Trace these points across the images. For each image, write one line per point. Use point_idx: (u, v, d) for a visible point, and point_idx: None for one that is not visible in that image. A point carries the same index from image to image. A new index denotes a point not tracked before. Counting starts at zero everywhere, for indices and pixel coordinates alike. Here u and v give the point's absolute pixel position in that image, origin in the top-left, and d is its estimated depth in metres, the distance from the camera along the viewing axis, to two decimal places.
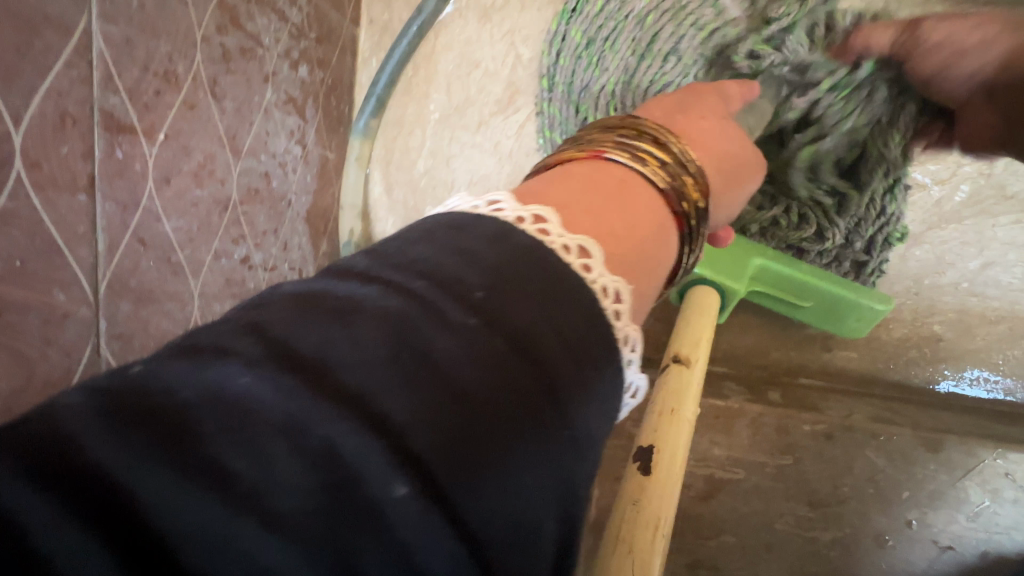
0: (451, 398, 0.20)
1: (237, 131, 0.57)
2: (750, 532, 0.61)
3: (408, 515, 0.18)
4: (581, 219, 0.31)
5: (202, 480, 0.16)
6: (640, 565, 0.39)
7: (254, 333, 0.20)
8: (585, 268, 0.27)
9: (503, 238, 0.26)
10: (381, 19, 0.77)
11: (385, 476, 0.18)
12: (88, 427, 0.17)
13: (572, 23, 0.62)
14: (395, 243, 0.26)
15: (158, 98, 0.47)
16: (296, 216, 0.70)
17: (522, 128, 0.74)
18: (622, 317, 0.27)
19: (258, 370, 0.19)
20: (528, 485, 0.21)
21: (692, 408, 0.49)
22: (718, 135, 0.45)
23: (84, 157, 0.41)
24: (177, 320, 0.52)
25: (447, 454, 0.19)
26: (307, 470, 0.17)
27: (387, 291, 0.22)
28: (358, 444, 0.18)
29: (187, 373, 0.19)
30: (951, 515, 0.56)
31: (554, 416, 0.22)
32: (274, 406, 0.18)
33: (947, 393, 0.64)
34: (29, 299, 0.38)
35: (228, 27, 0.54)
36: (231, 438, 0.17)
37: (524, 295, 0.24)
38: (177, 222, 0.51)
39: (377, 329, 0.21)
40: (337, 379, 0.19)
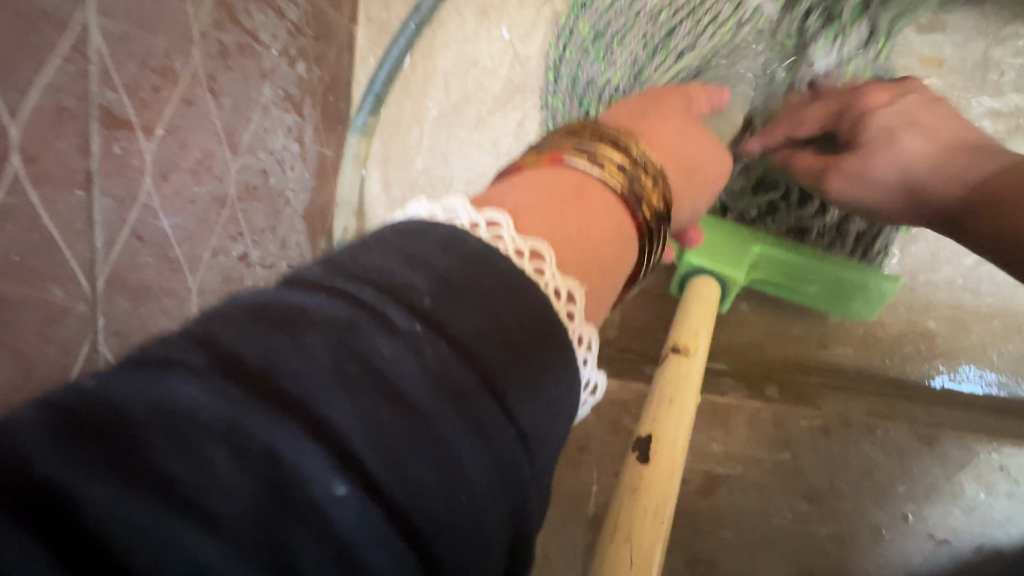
0: (392, 402, 0.21)
1: (234, 128, 0.57)
2: (748, 528, 0.60)
3: (349, 514, 0.19)
4: (536, 224, 0.33)
5: (148, 484, 0.17)
6: (640, 552, 0.40)
7: (202, 343, 0.20)
8: (539, 272, 0.29)
9: (454, 245, 0.27)
10: (379, 17, 0.77)
11: (326, 476, 0.19)
12: (32, 440, 0.17)
13: (582, 17, 0.62)
14: (349, 250, 0.26)
15: (156, 94, 0.47)
16: (294, 214, 0.70)
17: (522, 126, 0.75)
18: (576, 318, 0.30)
19: (204, 379, 0.19)
20: (470, 485, 0.21)
21: (692, 398, 0.50)
22: (677, 138, 0.46)
23: (82, 153, 0.41)
24: (175, 317, 0.52)
25: (386, 456, 0.20)
26: (250, 474, 0.18)
27: (336, 300, 0.23)
28: (301, 446, 0.19)
29: (135, 384, 0.19)
30: (946, 509, 0.57)
31: (495, 420, 0.22)
32: (218, 412, 0.19)
33: (941, 387, 0.64)
34: (27, 295, 0.38)
35: (226, 24, 0.54)
36: (176, 444, 0.18)
37: (468, 302, 0.25)
38: (175, 218, 0.51)
39: (322, 339, 0.21)
40: (282, 387, 0.20)
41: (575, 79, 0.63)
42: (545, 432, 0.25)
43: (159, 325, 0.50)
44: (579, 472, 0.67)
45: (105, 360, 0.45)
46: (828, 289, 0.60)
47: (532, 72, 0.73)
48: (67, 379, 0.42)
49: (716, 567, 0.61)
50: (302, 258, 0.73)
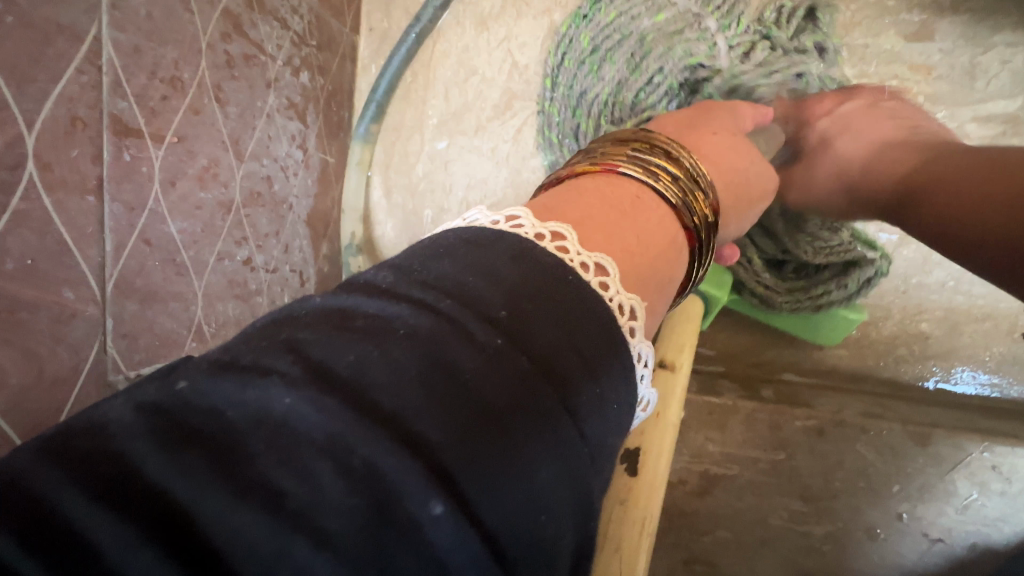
0: (479, 415, 0.21)
1: (240, 135, 0.58)
2: (746, 528, 0.63)
3: (445, 532, 0.19)
4: (597, 236, 0.32)
5: (256, 497, 0.17)
6: (626, 560, 0.43)
7: (291, 352, 0.21)
8: (602, 285, 0.29)
9: (521, 257, 0.28)
10: (380, 27, 0.79)
11: (422, 492, 0.19)
12: (144, 447, 0.18)
13: (583, 28, 0.62)
14: (418, 260, 0.27)
15: (164, 103, 0.48)
16: (297, 219, 0.71)
17: (519, 133, 0.76)
18: (636, 335, 0.30)
19: (299, 390, 0.20)
20: (549, 499, 0.22)
21: (677, 412, 0.50)
22: (728, 152, 0.46)
23: (93, 160, 0.42)
24: (181, 320, 0.53)
25: (476, 473, 0.20)
26: (349, 487, 0.18)
27: (415, 309, 0.24)
28: (399, 462, 0.19)
29: (232, 391, 0.20)
30: (940, 508, 0.57)
31: (573, 432, 0.23)
32: (317, 425, 0.19)
33: (934, 388, 0.65)
34: (39, 298, 0.39)
35: (232, 35, 0.55)
36: (277, 456, 0.18)
37: (541, 317, 0.25)
38: (182, 223, 0.52)
39: (408, 349, 0.22)
40: (374, 398, 0.20)
41: (570, 89, 0.63)
42: (612, 446, 0.26)
43: (165, 328, 0.52)
44: None
45: (113, 361, 0.46)
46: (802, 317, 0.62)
47: (531, 80, 0.74)
48: (76, 380, 0.43)
49: (715, 567, 0.65)
50: (305, 263, 0.74)
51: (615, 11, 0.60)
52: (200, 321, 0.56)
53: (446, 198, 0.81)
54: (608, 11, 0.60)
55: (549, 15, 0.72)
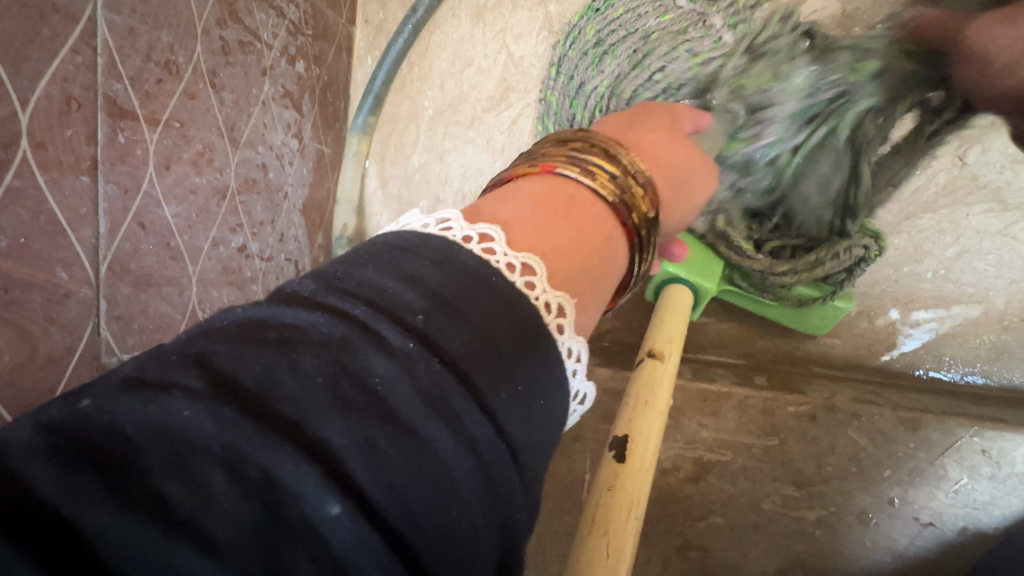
0: (381, 419, 0.20)
1: (235, 122, 0.58)
2: (738, 513, 0.63)
3: (345, 533, 0.18)
4: (525, 236, 0.32)
5: (147, 511, 0.16)
6: (614, 544, 0.41)
7: (198, 365, 0.20)
8: (528, 285, 0.28)
9: (446, 260, 0.27)
10: (377, 19, 0.79)
11: (319, 493, 0.18)
12: (34, 465, 0.16)
13: (592, 20, 0.63)
14: (343, 265, 0.26)
15: (160, 87, 0.48)
16: (292, 208, 0.72)
17: (514, 124, 0.76)
18: (565, 331, 0.29)
19: (202, 403, 0.18)
20: (464, 507, 0.21)
21: (665, 400, 0.50)
22: (669, 147, 0.45)
23: (88, 140, 0.42)
24: (175, 305, 0.53)
25: (382, 477, 0.19)
26: (244, 496, 0.17)
27: (333, 316, 0.23)
28: (297, 468, 0.18)
29: (132, 407, 0.18)
30: (930, 492, 0.58)
31: (478, 428, 0.22)
32: (215, 437, 0.18)
33: (923, 376, 0.65)
34: (33, 277, 0.39)
35: (228, 22, 0.55)
36: (174, 467, 0.17)
37: (457, 321, 0.24)
38: (176, 208, 0.52)
39: (317, 358, 0.21)
40: (274, 407, 0.19)
41: (570, 79, 0.64)
42: (533, 443, 0.25)
43: (160, 312, 0.52)
44: (572, 460, 0.69)
45: (106, 343, 0.46)
46: (788, 311, 0.64)
47: (527, 71, 0.74)
48: (70, 361, 0.43)
49: (708, 553, 0.64)
50: (300, 252, 0.75)
51: (623, 8, 0.60)
52: (195, 307, 0.56)
53: (442, 188, 0.81)
54: (617, 8, 0.61)
55: (545, 7, 0.72)
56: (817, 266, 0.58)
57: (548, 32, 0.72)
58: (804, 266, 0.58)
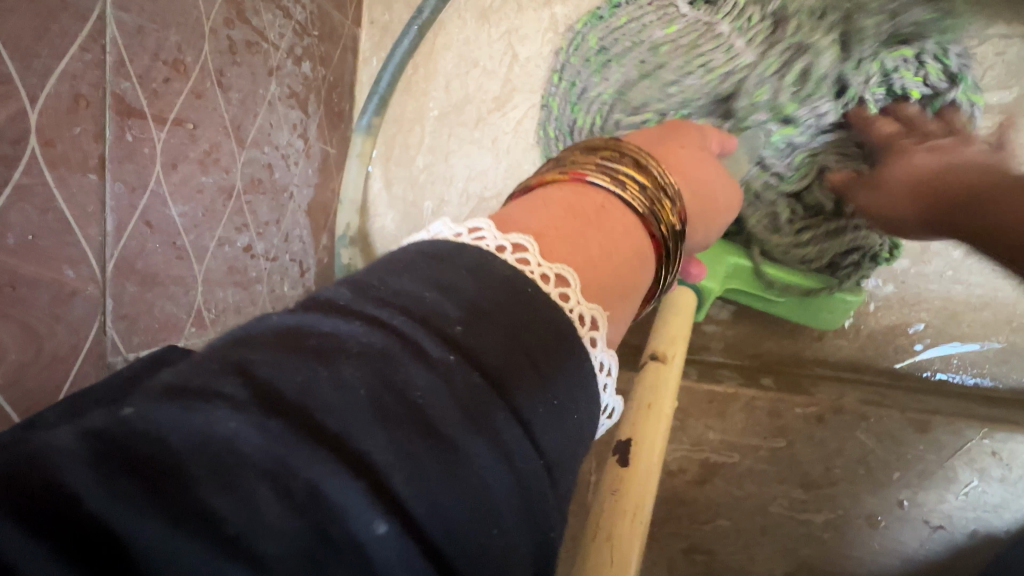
0: (423, 433, 0.20)
1: (241, 122, 0.58)
2: (745, 516, 0.62)
3: (391, 552, 0.18)
4: (558, 248, 0.32)
5: (197, 526, 0.16)
6: (618, 554, 0.41)
7: (241, 374, 0.20)
8: (562, 297, 0.29)
9: (482, 270, 0.27)
10: (382, 20, 0.79)
11: (364, 512, 0.18)
12: (83, 477, 0.16)
13: (596, 29, 0.64)
14: (380, 272, 0.26)
15: (167, 86, 0.48)
16: (297, 208, 0.71)
17: (520, 125, 0.76)
18: (597, 344, 0.29)
19: (246, 414, 0.19)
20: (503, 522, 0.21)
21: (670, 402, 0.50)
22: (696, 163, 0.45)
23: (95, 138, 0.42)
24: (180, 304, 0.53)
25: (421, 489, 0.20)
26: (292, 512, 0.17)
27: (373, 326, 0.23)
28: (342, 482, 0.18)
29: (176, 417, 0.18)
30: (940, 495, 0.58)
31: (515, 442, 0.22)
32: (261, 450, 0.18)
33: (931, 378, 0.65)
34: (40, 275, 0.39)
35: (235, 21, 0.55)
36: (219, 481, 0.17)
37: (495, 333, 0.24)
38: (183, 207, 0.52)
39: (358, 369, 0.21)
40: (319, 420, 0.19)
41: (572, 86, 0.65)
42: (565, 458, 0.25)
43: (165, 311, 0.51)
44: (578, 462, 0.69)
45: (112, 342, 0.46)
46: (800, 299, 0.62)
47: (532, 72, 0.74)
48: (75, 360, 0.43)
49: (714, 557, 0.64)
50: (304, 253, 0.75)
51: (627, 17, 0.61)
52: (200, 307, 0.56)
53: (447, 189, 0.81)
54: (621, 16, 0.62)
55: (550, 8, 0.72)
56: (840, 236, 0.58)
57: (553, 33, 0.72)
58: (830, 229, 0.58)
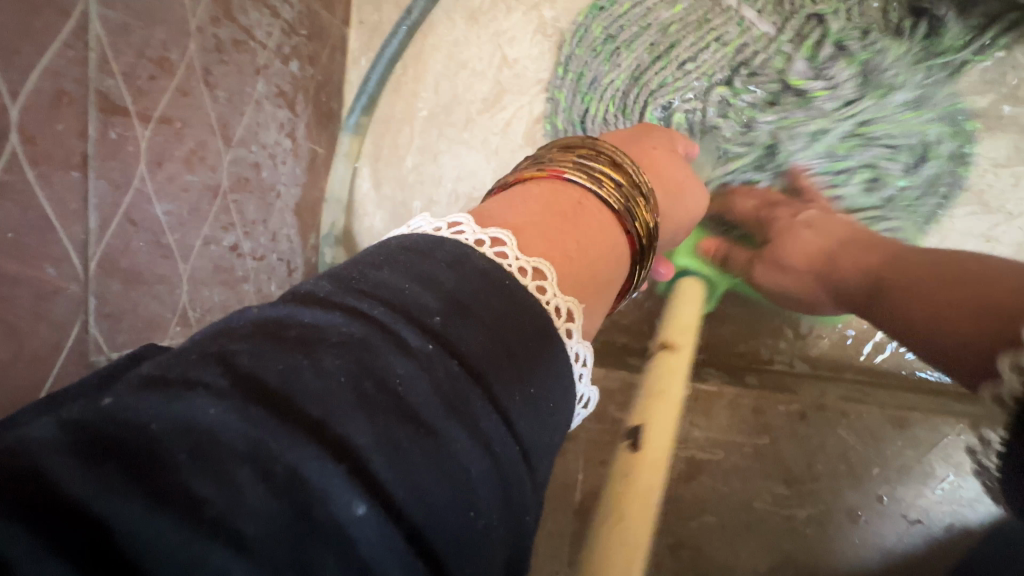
0: (405, 418, 0.21)
1: (228, 120, 0.58)
2: (730, 512, 0.63)
3: (370, 531, 0.19)
4: (538, 241, 0.32)
5: (176, 509, 0.16)
6: (630, 535, 0.40)
7: (221, 362, 0.21)
8: (539, 290, 0.29)
9: (460, 262, 0.28)
10: (371, 20, 0.79)
11: (347, 494, 0.19)
12: (59, 463, 0.16)
13: (598, 19, 0.68)
14: (356, 267, 0.27)
15: (152, 83, 0.48)
16: (285, 208, 0.71)
17: (508, 126, 0.76)
18: (573, 335, 0.30)
19: (227, 401, 0.19)
20: (481, 505, 0.22)
21: (681, 389, 0.51)
22: (668, 163, 0.47)
23: (79, 136, 0.42)
24: (165, 303, 0.53)
25: (405, 473, 0.20)
26: (276, 496, 0.18)
27: (350, 316, 0.23)
28: (324, 467, 0.19)
29: (156, 403, 0.19)
30: (919, 490, 0.60)
31: (494, 431, 0.23)
32: (243, 435, 0.18)
33: (912, 377, 0.65)
34: (21, 272, 0.39)
35: (222, 20, 0.55)
36: (199, 464, 0.17)
37: (473, 322, 0.25)
38: (168, 205, 0.51)
39: (338, 358, 0.21)
40: (300, 407, 0.20)
41: (581, 76, 0.68)
42: (541, 444, 0.26)
43: (150, 309, 0.51)
44: (565, 460, 0.69)
45: (95, 341, 0.46)
46: None
47: (520, 74, 0.75)
48: (56, 359, 0.43)
49: (700, 552, 0.63)
50: (292, 252, 0.75)
51: (630, 3, 0.66)
52: (185, 305, 0.56)
53: (436, 189, 0.81)
54: (623, 4, 0.66)
55: (539, 11, 0.73)
56: None
57: (542, 35, 0.73)
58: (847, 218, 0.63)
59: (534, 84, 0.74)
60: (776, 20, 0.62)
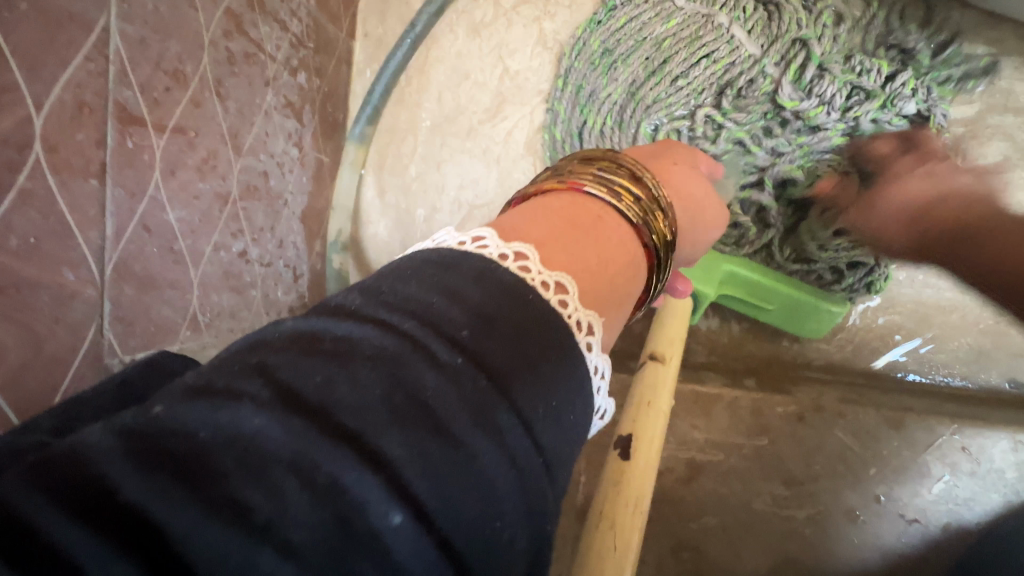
0: (435, 431, 0.22)
1: (238, 130, 0.60)
2: (730, 513, 0.64)
3: (404, 540, 0.20)
4: (558, 256, 0.33)
5: (228, 516, 0.18)
6: (620, 538, 0.43)
7: (261, 373, 0.22)
8: (562, 303, 0.30)
9: (487, 276, 0.29)
10: (376, 33, 0.81)
11: (382, 505, 0.20)
12: (120, 470, 0.18)
13: (596, 33, 0.69)
14: (387, 279, 0.28)
15: (168, 94, 0.49)
16: (292, 215, 0.73)
17: (510, 135, 0.78)
18: (593, 348, 0.31)
19: (268, 412, 0.20)
20: (508, 514, 0.23)
21: (668, 400, 0.52)
22: (686, 179, 0.48)
23: (97, 145, 0.43)
24: (177, 307, 0.54)
25: (434, 484, 0.21)
26: (316, 505, 0.19)
27: (382, 329, 0.24)
28: (360, 478, 0.20)
29: (203, 413, 0.20)
30: (915, 489, 0.61)
31: (519, 442, 0.24)
32: (284, 446, 0.20)
33: (903, 379, 0.67)
34: (41, 276, 0.40)
35: (234, 33, 0.57)
36: (246, 473, 0.19)
37: (501, 336, 0.26)
38: (180, 212, 0.53)
39: (372, 370, 0.22)
40: (337, 418, 0.21)
41: (580, 88, 0.70)
42: (564, 455, 0.26)
43: (161, 314, 0.52)
44: None
45: (109, 344, 0.47)
46: (789, 308, 0.64)
47: (522, 85, 0.77)
48: (72, 361, 0.44)
49: (701, 554, 0.64)
50: (298, 258, 0.76)
51: (626, 17, 0.67)
52: (196, 310, 0.57)
53: (439, 197, 0.82)
54: (620, 18, 0.68)
55: (539, 24, 0.75)
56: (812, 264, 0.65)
57: (542, 47, 0.76)
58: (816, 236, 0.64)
59: (535, 95, 0.76)
60: (766, 40, 0.63)
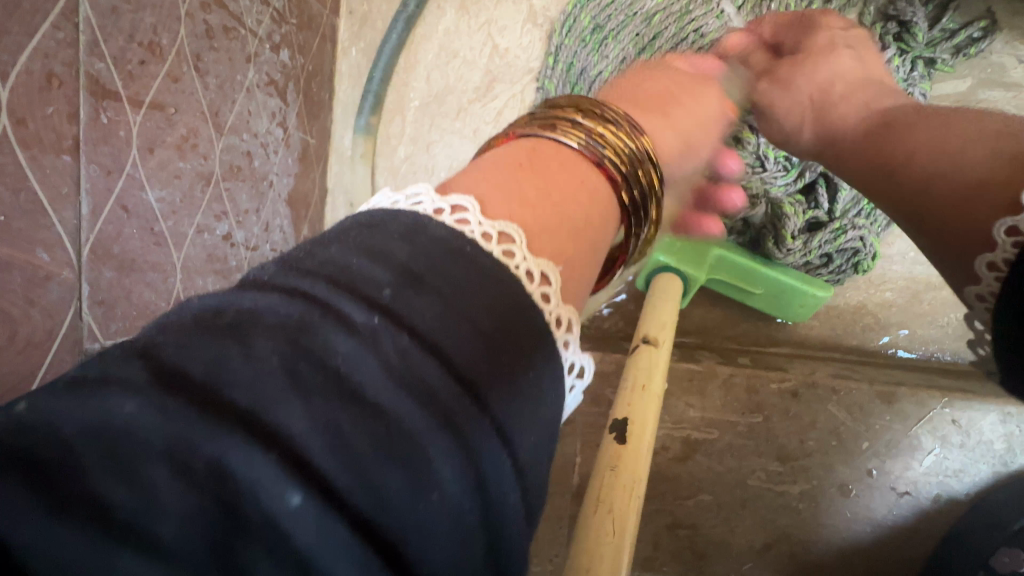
0: (350, 409, 0.19)
1: (219, 107, 0.58)
2: (725, 490, 0.64)
3: (309, 525, 0.17)
4: (501, 205, 0.30)
5: (80, 523, 0.16)
6: (619, 522, 0.41)
7: (143, 356, 0.19)
8: (507, 253, 0.27)
9: (417, 232, 0.26)
10: (361, 10, 0.79)
11: (279, 490, 0.17)
12: None
13: (585, 9, 0.68)
14: (304, 249, 0.25)
15: (143, 68, 0.47)
16: (277, 198, 0.71)
17: (500, 115, 0.77)
18: (551, 299, 0.27)
19: (142, 395, 0.18)
20: (451, 495, 0.20)
21: (662, 384, 0.52)
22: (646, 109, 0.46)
23: (69, 119, 0.41)
24: (159, 291, 0.52)
25: (346, 462, 0.19)
26: (194, 493, 0.17)
27: (291, 296, 0.21)
28: (252, 459, 0.17)
29: (70, 406, 0.17)
30: (907, 462, 0.62)
31: (473, 418, 0.21)
32: (160, 431, 0.17)
33: (894, 356, 0.67)
34: (13, 257, 0.38)
35: (211, 5, 0.55)
36: (113, 466, 0.17)
37: (429, 296, 0.23)
38: (160, 192, 0.51)
39: (273, 339, 0.20)
40: (226, 398, 0.18)
41: (571, 65, 0.68)
42: (534, 425, 0.24)
43: (144, 298, 0.51)
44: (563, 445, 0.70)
45: (88, 328, 0.45)
46: (775, 291, 0.64)
47: (511, 63, 0.75)
48: (50, 346, 0.42)
49: (697, 531, 0.66)
50: (285, 242, 0.74)
51: None
52: (180, 294, 0.55)
53: (428, 178, 0.81)
54: None
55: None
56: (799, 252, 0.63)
57: (532, 24, 0.74)
58: (802, 211, 0.62)
59: (526, 73, 0.75)
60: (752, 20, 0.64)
